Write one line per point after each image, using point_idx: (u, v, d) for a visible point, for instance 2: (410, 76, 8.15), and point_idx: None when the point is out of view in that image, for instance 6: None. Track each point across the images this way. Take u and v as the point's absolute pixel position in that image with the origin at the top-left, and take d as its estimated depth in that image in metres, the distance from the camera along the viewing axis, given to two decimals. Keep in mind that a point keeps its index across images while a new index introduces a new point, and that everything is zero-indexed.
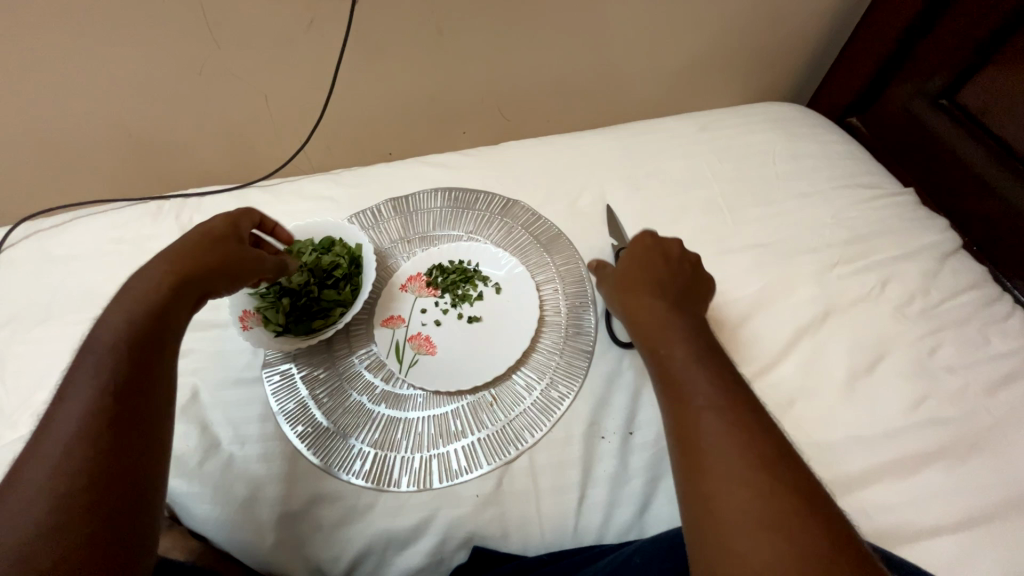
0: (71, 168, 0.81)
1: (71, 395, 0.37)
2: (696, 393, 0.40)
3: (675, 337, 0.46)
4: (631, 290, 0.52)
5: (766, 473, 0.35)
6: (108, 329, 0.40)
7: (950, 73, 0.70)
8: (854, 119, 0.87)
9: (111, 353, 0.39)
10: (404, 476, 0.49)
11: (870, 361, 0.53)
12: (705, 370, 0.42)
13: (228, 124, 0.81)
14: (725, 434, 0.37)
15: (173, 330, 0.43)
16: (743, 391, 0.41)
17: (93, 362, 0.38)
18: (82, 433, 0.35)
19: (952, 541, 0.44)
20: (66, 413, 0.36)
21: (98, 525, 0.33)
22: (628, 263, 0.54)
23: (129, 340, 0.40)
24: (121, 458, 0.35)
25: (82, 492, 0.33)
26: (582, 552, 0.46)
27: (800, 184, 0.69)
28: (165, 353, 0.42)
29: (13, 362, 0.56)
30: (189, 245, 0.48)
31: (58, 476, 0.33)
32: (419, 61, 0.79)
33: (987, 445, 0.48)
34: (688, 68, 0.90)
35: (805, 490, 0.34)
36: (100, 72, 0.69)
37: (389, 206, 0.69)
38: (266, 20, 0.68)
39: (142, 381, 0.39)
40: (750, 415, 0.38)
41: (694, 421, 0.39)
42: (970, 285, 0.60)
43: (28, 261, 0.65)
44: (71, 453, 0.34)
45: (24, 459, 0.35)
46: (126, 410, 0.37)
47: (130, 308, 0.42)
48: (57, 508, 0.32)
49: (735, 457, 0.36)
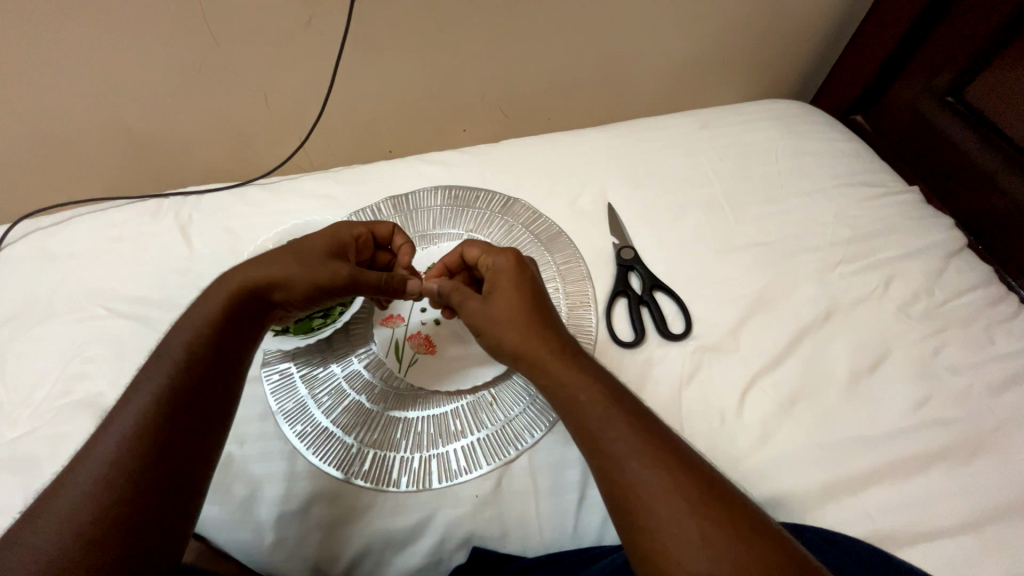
0: (70, 166, 0.81)
1: (131, 404, 0.39)
2: (612, 441, 0.38)
3: (577, 376, 0.43)
4: (504, 321, 0.47)
5: (698, 519, 0.34)
6: (173, 343, 0.43)
7: (955, 70, 0.69)
8: (858, 116, 0.86)
9: (171, 368, 0.41)
10: (403, 477, 0.49)
11: (873, 362, 0.53)
12: (617, 410, 0.40)
13: (228, 122, 0.81)
14: (654, 481, 0.36)
15: (232, 348, 0.45)
16: (656, 432, 0.39)
17: (153, 374, 0.41)
18: (129, 445, 0.37)
19: (955, 543, 0.43)
20: (119, 422, 0.38)
21: (129, 539, 0.34)
22: (499, 286, 0.50)
23: (186, 357, 0.42)
24: (161, 473, 0.37)
25: (121, 503, 0.35)
26: (581, 552, 0.45)
27: (803, 182, 0.68)
28: (224, 374, 0.43)
29: (12, 361, 0.56)
30: (274, 257, 0.50)
31: (103, 485, 0.35)
32: (418, 58, 0.78)
33: (991, 446, 0.48)
34: (689, 65, 0.89)
35: (740, 528, 0.33)
36: (99, 70, 0.69)
37: (389, 204, 0.69)
38: (264, 17, 0.67)
39: (197, 399, 0.41)
40: (670, 451, 0.37)
41: (620, 471, 0.37)
42: (974, 284, 0.59)
43: (27, 260, 0.65)
44: (118, 465, 0.36)
45: (77, 459, 0.37)
46: (174, 426, 0.39)
47: (195, 323, 0.44)
48: (97, 517, 0.34)
49: (665, 507, 0.34)
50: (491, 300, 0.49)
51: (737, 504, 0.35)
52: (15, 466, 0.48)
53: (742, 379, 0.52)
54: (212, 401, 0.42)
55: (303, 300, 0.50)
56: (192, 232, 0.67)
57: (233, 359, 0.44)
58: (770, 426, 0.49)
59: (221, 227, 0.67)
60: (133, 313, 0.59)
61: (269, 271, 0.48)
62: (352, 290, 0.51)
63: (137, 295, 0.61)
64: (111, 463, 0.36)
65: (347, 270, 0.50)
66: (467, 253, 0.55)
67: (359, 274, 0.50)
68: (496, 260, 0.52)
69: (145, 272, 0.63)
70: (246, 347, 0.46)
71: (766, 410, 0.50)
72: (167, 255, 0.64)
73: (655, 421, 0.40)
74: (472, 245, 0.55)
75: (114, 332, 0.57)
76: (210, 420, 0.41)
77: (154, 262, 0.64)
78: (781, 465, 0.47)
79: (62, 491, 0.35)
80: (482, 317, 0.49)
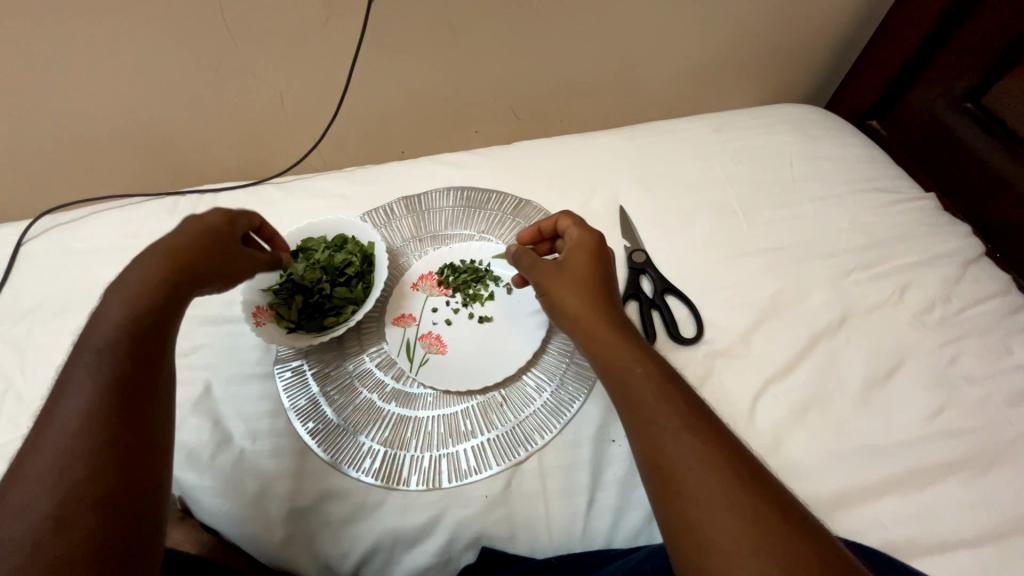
0: (89, 163, 0.83)
1: (69, 393, 0.37)
2: (662, 416, 0.38)
3: (628, 352, 0.44)
4: (575, 286, 0.50)
5: (747, 494, 0.33)
6: (103, 328, 0.40)
7: (974, 76, 0.68)
8: (873, 122, 0.85)
9: (105, 352, 0.39)
10: (413, 475, 0.49)
11: (887, 370, 0.52)
12: (667, 391, 0.40)
13: (243, 121, 0.82)
14: (702, 457, 0.35)
15: (166, 325, 0.43)
16: (702, 412, 0.39)
17: (88, 359, 0.39)
18: (81, 428, 0.36)
19: (971, 555, 0.43)
20: (64, 413, 0.36)
21: (103, 517, 0.33)
22: (577, 256, 0.52)
23: (123, 339, 0.40)
24: (120, 453, 0.36)
25: (82, 486, 0.34)
26: (591, 555, 0.45)
27: (817, 188, 0.68)
28: (159, 352, 0.42)
29: (30, 354, 0.57)
30: (178, 232, 0.48)
31: (61, 470, 0.34)
32: (432, 60, 0.79)
33: (1008, 458, 0.47)
34: (703, 69, 0.89)
35: (784, 507, 0.33)
36: (120, 68, 0.70)
37: (401, 205, 0.69)
38: (282, 18, 0.68)
39: (139, 378, 0.39)
40: (714, 431, 0.37)
41: (668, 445, 0.37)
42: (992, 293, 0.58)
43: (46, 255, 0.66)
44: (70, 451, 0.35)
45: (26, 455, 0.35)
46: (120, 407, 0.37)
47: (123, 304, 0.42)
48: (61, 502, 0.33)
49: (716, 480, 0.34)
50: (568, 265, 0.52)
51: (777, 488, 0.35)
52: None
53: (753, 384, 0.52)
54: (152, 376, 0.40)
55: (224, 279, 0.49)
56: None
57: (167, 335, 0.43)
58: (782, 432, 0.49)
59: None
60: None
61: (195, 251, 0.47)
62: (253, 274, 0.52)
63: None
64: (63, 449, 0.35)
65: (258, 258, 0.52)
66: (559, 223, 0.57)
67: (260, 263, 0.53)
68: (580, 233, 0.55)
69: None
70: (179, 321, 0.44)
71: (778, 416, 0.50)
72: None
73: (700, 401, 0.40)
74: (564, 218, 0.57)
75: None
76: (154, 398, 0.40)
77: None
78: (793, 472, 0.47)
79: (15, 487, 0.34)
80: (554, 278, 0.51)
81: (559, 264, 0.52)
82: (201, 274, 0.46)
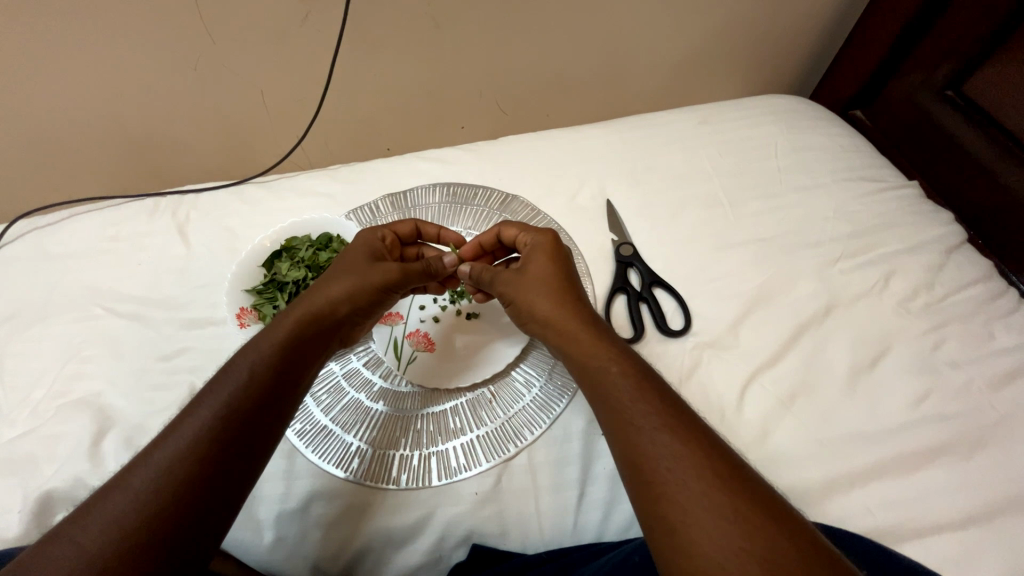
0: (68, 166, 0.81)
1: (198, 411, 0.37)
2: (638, 417, 0.37)
3: (595, 352, 0.43)
4: (532, 290, 0.48)
5: (721, 484, 0.32)
6: (253, 353, 0.41)
7: (953, 64, 0.68)
8: (858, 111, 0.85)
9: (246, 379, 0.39)
10: (403, 474, 0.49)
11: (873, 356, 0.53)
12: (642, 392, 0.39)
13: (225, 120, 0.81)
14: (677, 450, 0.34)
15: (302, 371, 0.43)
16: (689, 414, 0.37)
17: (231, 381, 0.39)
18: (190, 449, 0.35)
19: (957, 538, 0.43)
20: (189, 426, 0.36)
21: (187, 537, 0.32)
22: (530, 263, 0.51)
23: (262, 373, 0.40)
24: (214, 480, 0.35)
25: (177, 504, 0.33)
26: (581, 550, 0.45)
27: (803, 177, 0.68)
28: (288, 396, 0.41)
29: (10, 360, 0.56)
30: (356, 266, 0.50)
31: (159, 482, 0.33)
32: (415, 56, 0.78)
33: (991, 441, 0.48)
34: (687, 61, 0.89)
35: (766, 504, 0.32)
36: (95, 70, 0.69)
37: (387, 202, 0.68)
38: (262, 17, 0.67)
39: (264, 416, 0.39)
40: (700, 433, 0.36)
41: (646, 446, 0.36)
42: (974, 279, 0.59)
43: (24, 260, 0.64)
44: (175, 470, 0.34)
45: (142, 457, 0.35)
46: (239, 439, 0.37)
47: (268, 342, 0.42)
48: (150, 522, 0.32)
49: (695, 479, 0.33)
50: (524, 273, 0.50)
51: (763, 486, 0.33)
52: (12, 466, 0.48)
53: (742, 374, 0.52)
54: (276, 420, 0.40)
55: (369, 308, 0.49)
56: (190, 230, 0.66)
57: (300, 378, 0.43)
58: (769, 422, 0.49)
59: (219, 225, 0.67)
60: (131, 313, 0.59)
61: (336, 291, 0.47)
62: (403, 286, 0.51)
63: (135, 294, 0.61)
64: (171, 467, 0.34)
65: (396, 266, 0.50)
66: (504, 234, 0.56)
67: (408, 270, 0.51)
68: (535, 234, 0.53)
69: (143, 272, 0.63)
70: (314, 368, 0.45)
71: (765, 405, 0.50)
72: (165, 253, 0.64)
73: (670, 391, 0.39)
74: (507, 226, 0.56)
75: (113, 332, 0.57)
76: (271, 436, 0.39)
77: (152, 261, 0.63)
78: (779, 460, 0.47)
79: (113, 491, 0.33)
80: (516, 283, 0.49)
81: (516, 271, 0.51)
82: (344, 317, 0.47)
